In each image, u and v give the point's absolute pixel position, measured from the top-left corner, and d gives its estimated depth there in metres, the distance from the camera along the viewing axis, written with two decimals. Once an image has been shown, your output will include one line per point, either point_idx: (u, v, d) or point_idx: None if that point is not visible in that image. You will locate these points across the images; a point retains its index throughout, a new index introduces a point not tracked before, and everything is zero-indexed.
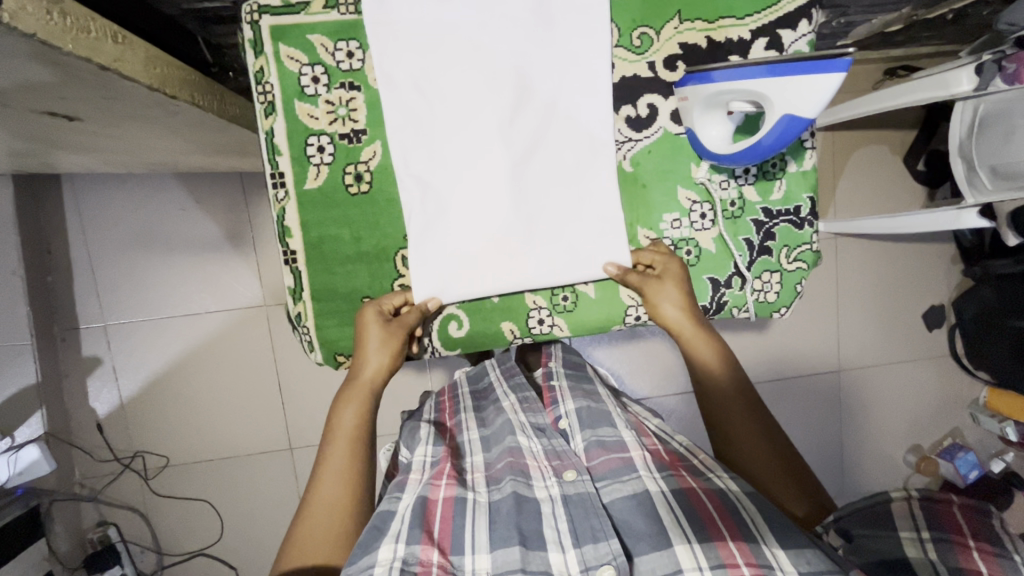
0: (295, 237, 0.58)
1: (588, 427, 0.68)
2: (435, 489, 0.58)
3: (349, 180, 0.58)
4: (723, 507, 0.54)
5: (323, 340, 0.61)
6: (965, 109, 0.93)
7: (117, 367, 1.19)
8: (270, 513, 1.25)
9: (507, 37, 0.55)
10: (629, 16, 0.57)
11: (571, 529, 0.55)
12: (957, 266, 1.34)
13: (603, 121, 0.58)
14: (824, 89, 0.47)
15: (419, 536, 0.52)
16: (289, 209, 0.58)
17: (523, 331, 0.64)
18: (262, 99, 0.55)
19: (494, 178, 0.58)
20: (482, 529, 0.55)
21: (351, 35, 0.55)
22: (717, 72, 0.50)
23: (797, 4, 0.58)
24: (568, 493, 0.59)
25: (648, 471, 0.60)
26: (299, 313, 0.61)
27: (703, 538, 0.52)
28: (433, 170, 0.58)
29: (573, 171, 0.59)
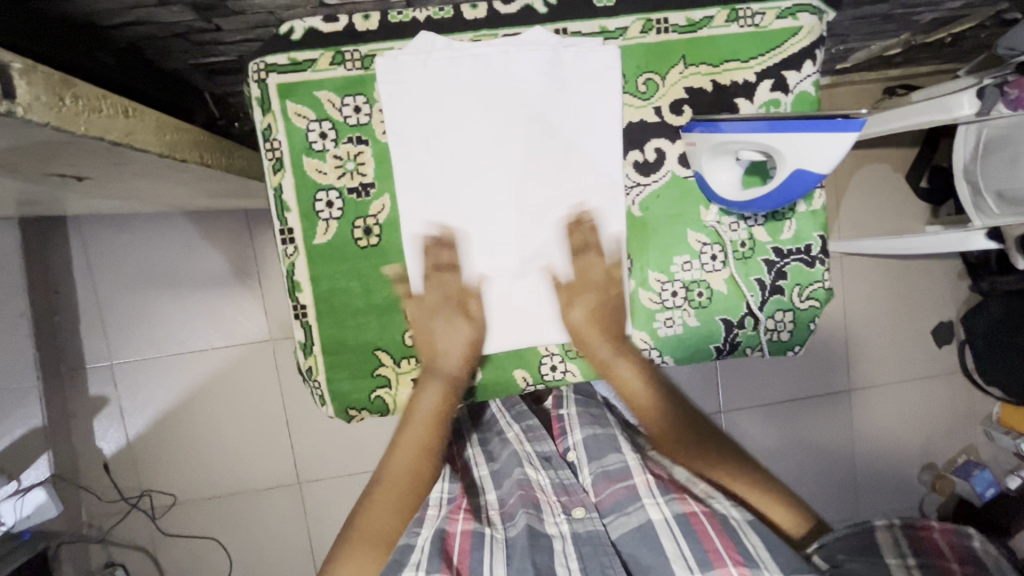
0: (304, 291, 0.57)
1: (595, 459, 0.67)
2: (453, 523, 0.58)
3: (358, 234, 0.56)
4: (723, 530, 0.53)
5: (336, 394, 0.57)
6: (968, 131, 0.91)
7: (124, 406, 1.18)
8: (280, 548, 1.23)
9: (518, 90, 0.55)
10: (634, 63, 0.57)
11: (581, 567, 0.54)
12: (963, 280, 1.34)
13: (612, 168, 0.57)
14: (835, 146, 0.47)
15: (439, 564, 0.51)
16: (299, 263, 0.56)
17: (535, 378, 0.60)
18: (271, 156, 0.55)
19: (503, 231, 0.56)
20: (499, 561, 0.54)
21: (358, 91, 0.54)
22: (725, 123, 0.51)
23: (800, 47, 0.59)
24: (578, 531, 0.58)
25: (651, 499, 0.59)
26: (311, 366, 0.58)
27: (704, 566, 0.50)
28: (442, 225, 0.56)
29: (584, 220, 0.58)
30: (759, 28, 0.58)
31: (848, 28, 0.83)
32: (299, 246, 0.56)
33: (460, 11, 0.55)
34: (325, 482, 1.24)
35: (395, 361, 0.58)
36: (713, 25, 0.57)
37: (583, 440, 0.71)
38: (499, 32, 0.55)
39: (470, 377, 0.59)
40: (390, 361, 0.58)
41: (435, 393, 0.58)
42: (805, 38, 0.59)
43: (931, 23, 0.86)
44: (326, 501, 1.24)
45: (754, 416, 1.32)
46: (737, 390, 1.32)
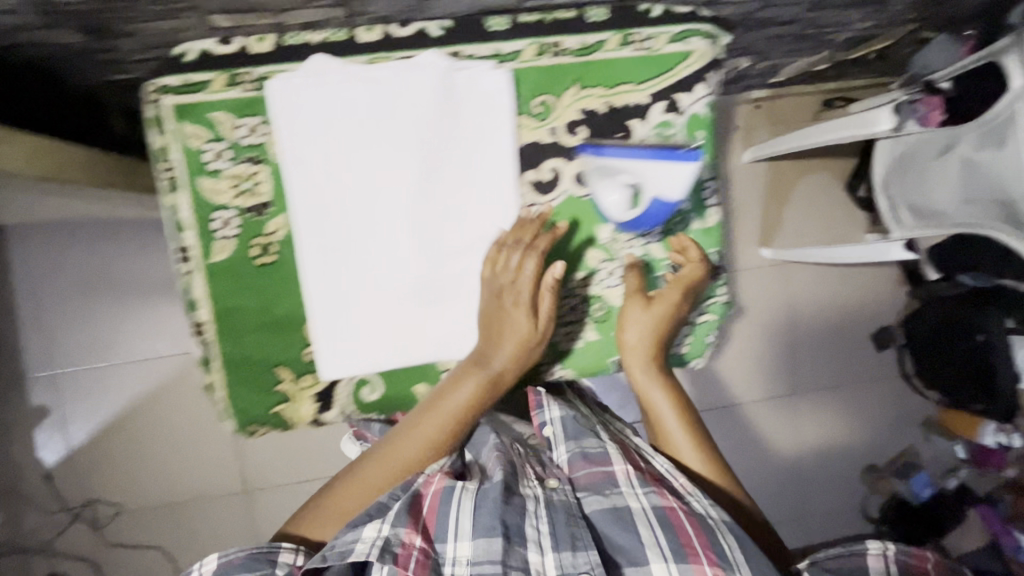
0: (201, 307, 0.62)
1: (573, 438, 0.74)
2: (427, 483, 0.65)
3: (255, 252, 0.62)
4: (699, 527, 0.63)
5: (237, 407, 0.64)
6: (893, 147, 0.93)
7: (65, 416, 1.17)
8: (227, 557, 1.23)
9: (406, 115, 0.59)
10: (531, 85, 0.61)
11: (549, 532, 0.62)
12: (902, 287, 1.38)
13: (496, 191, 0.63)
14: (682, 173, 0.61)
15: (404, 521, 0.60)
16: (194, 279, 0.61)
17: (437, 389, 0.70)
18: (166, 176, 0.59)
19: (391, 246, 0.63)
20: (466, 513, 0.62)
21: (254, 112, 0.58)
22: (607, 147, 0.62)
23: (691, 70, 0.63)
24: (552, 497, 0.66)
25: (630, 488, 0.66)
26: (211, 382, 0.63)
27: (678, 557, 0.61)
28: (332, 237, 0.61)
29: (469, 239, 0.64)
30: (651, 51, 0.62)
31: (766, 46, 0.86)
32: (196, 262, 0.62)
33: (354, 33, 0.56)
34: (273, 490, 1.24)
35: (294, 377, 0.67)
36: (606, 49, 0.61)
37: (560, 416, 0.76)
38: (392, 54, 0.57)
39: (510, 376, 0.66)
40: (289, 377, 0.66)
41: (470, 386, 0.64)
42: (697, 62, 0.63)
43: (849, 41, 0.89)
44: (273, 509, 1.24)
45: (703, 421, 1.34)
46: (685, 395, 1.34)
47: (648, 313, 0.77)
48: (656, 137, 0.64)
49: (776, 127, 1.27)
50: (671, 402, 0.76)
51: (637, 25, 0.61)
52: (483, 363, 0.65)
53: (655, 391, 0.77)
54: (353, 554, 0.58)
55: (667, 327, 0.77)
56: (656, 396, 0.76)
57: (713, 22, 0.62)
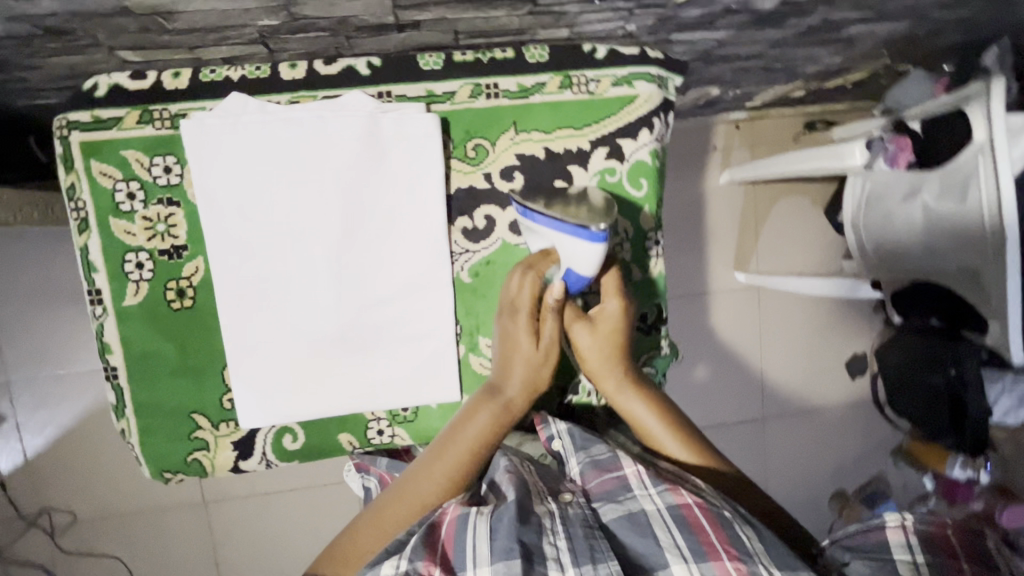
0: (116, 352, 0.55)
1: (582, 448, 0.67)
2: (439, 512, 0.57)
3: (171, 296, 0.55)
4: (717, 523, 0.56)
5: (152, 456, 0.57)
6: (857, 183, 0.89)
7: (20, 424, 1.16)
8: (185, 566, 1.23)
9: (335, 156, 0.53)
10: (463, 127, 0.56)
11: (569, 547, 0.54)
12: (879, 314, 1.35)
13: (434, 237, 0.57)
14: (594, 253, 0.52)
15: (422, 554, 0.52)
16: (108, 325, 0.55)
17: (363, 442, 0.62)
18: (76, 215, 0.53)
19: (322, 298, 0.56)
20: (483, 538, 0.54)
21: (168, 150, 0.53)
22: (537, 214, 0.54)
23: (638, 114, 0.58)
24: (567, 512, 0.58)
25: (642, 489, 0.60)
26: (124, 429, 0.57)
27: (699, 558, 0.54)
28: (250, 288, 0.55)
29: (410, 288, 0.57)
30: (593, 95, 0.58)
31: (734, 77, 0.82)
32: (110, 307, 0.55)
33: (279, 70, 0.54)
34: (232, 501, 1.23)
35: (212, 424, 0.58)
36: (544, 92, 0.57)
37: (567, 428, 0.69)
38: (319, 92, 0.54)
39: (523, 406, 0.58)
40: (207, 425, 0.58)
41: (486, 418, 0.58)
42: (645, 105, 0.58)
43: (823, 73, 0.86)
44: (233, 520, 1.23)
45: None
46: None
47: (604, 331, 0.61)
48: (598, 184, 0.59)
49: (756, 150, 1.24)
50: (653, 412, 0.64)
51: (577, 68, 0.57)
52: (496, 392, 0.58)
53: (633, 405, 0.64)
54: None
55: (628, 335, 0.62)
56: (635, 408, 0.63)
57: (659, 63, 0.59)
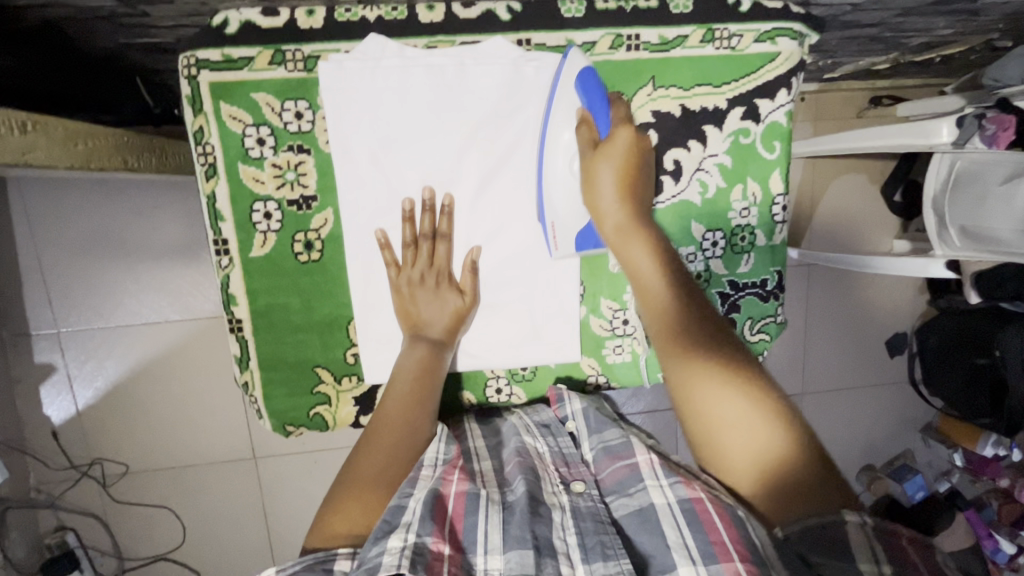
0: (240, 304, 0.68)
1: (595, 433, 0.71)
2: (447, 484, 0.60)
3: (298, 248, 0.67)
4: (729, 520, 0.55)
5: (273, 411, 0.71)
6: (942, 160, 0.91)
7: (72, 375, 1.15)
8: (234, 519, 1.24)
9: (447, 105, 0.64)
10: (603, 82, 0.65)
11: (579, 542, 0.56)
12: (923, 295, 1.36)
13: (527, 179, 0.68)
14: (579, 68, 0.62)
15: (429, 529, 0.54)
16: (234, 274, 0.67)
17: (481, 398, 0.78)
18: (205, 161, 0.63)
19: (440, 223, 0.68)
20: (495, 528, 0.57)
21: (299, 96, 0.63)
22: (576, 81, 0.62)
23: (778, 73, 0.66)
24: (577, 504, 0.61)
25: (655, 481, 0.62)
26: (247, 382, 0.70)
27: (709, 559, 0.53)
28: (382, 216, 0.67)
29: (507, 221, 0.69)
30: (735, 50, 0.65)
31: (835, 45, 0.80)
32: (234, 258, 0.67)
33: (454, 10, 0.62)
34: (280, 459, 1.23)
35: (334, 379, 0.72)
36: (686, 45, 0.64)
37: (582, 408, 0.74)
38: (456, 38, 0.62)
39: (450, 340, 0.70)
40: (330, 380, 0.72)
41: (419, 353, 0.68)
42: (782, 66, 0.66)
43: (921, 44, 0.84)
44: (280, 477, 1.24)
45: None
46: None
47: (615, 161, 0.62)
48: (731, 144, 0.68)
49: (819, 124, 1.19)
50: (656, 265, 0.63)
51: (722, 22, 0.64)
52: (421, 331, 0.69)
53: (635, 252, 0.63)
54: (381, 567, 0.50)
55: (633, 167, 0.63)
56: (637, 254, 0.63)
57: (803, 20, 0.64)
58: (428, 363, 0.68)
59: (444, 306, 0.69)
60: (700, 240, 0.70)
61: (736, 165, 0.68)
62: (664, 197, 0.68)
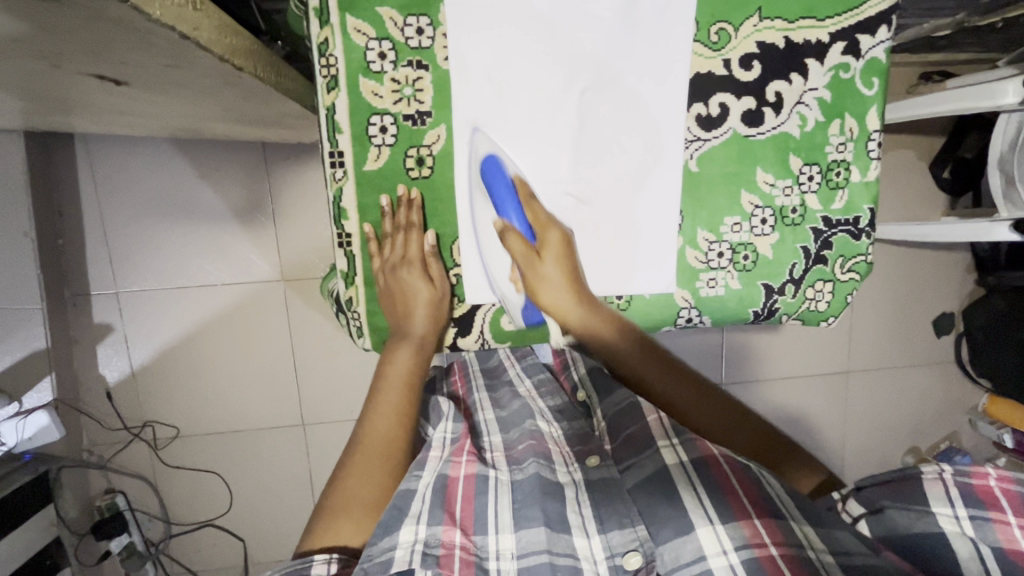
0: (351, 219, 0.61)
1: (605, 396, 0.82)
2: (455, 467, 0.66)
3: (409, 164, 0.59)
4: (746, 485, 0.60)
5: (374, 326, 0.65)
6: (1009, 119, 0.92)
7: (129, 336, 1.16)
8: (280, 485, 1.24)
9: (584, 30, 0.55)
10: (709, 9, 0.56)
11: (595, 515, 0.63)
12: (972, 274, 1.34)
13: (659, 108, 0.58)
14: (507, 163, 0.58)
15: (440, 519, 0.59)
16: (347, 188, 0.59)
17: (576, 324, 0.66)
18: (326, 73, 0.55)
19: (554, 149, 0.58)
20: (504, 508, 0.63)
21: (422, 11, 0.54)
22: (484, 161, 0.58)
23: (879, 9, 0.58)
24: (589, 478, 0.68)
25: (666, 441, 0.66)
26: (352, 298, 0.64)
27: (725, 519, 0.57)
28: (490, 141, 0.58)
29: (631, 144, 0.59)
30: None
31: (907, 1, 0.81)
32: (348, 171, 0.59)
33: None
34: (329, 425, 1.24)
35: None
36: None
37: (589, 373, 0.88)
38: None
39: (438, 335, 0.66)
40: None
41: (406, 355, 0.66)
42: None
43: (990, 4, 0.85)
44: (329, 442, 1.24)
45: (755, 394, 1.33)
46: (743, 366, 1.31)
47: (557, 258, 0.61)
48: (832, 79, 0.60)
49: None
50: (568, 294, 0.62)
51: None
52: (405, 334, 0.65)
53: (546, 282, 0.62)
54: (394, 562, 0.54)
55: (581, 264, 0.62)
56: (551, 288, 0.62)
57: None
58: (413, 362, 0.67)
59: (424, 308, 0.63)
60: (797, 174, 0.62)
61: (835, 100, 0.60)
62: (765, 128, 0.60)
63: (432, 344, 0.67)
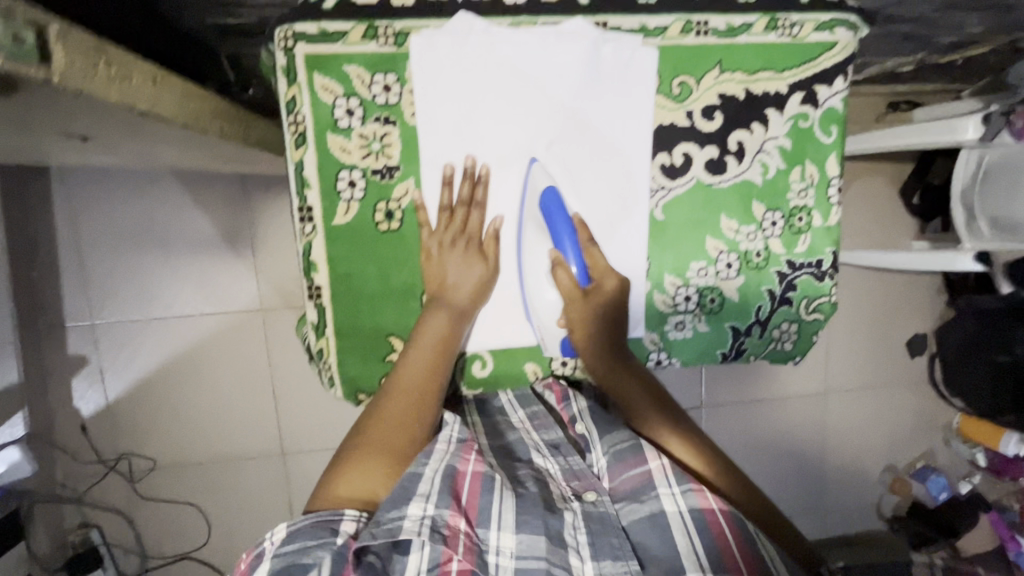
0: (319, 271, 0.64)
1: (604, 435, 0.72)
2: (465, 462, 0.62)
3: (379, 216, 0.63)
4: (743, 543, 0.59)
5: (347, 379, 0.67)
6: (969, 158, 0.96)
7: (104, 368, 1.14)
8: (259, 515, 1.23)
9: (542, 85, 0.60)
10: (670, 65, 0.61)
11: (588, 541, 0.59)
12: (943, 295, 1.37)
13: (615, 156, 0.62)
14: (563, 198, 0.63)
15: (448, 501, 0.56)
16: (316, 242, 0.63)
17: (547, 369, 0.71)
18: (294, 130, 0.59)
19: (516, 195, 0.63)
20: (508, 508, 0.59)
21: (389, 69, 0.59)
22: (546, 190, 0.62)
23: (835, 62, 0.62)
24: (587, 508, 0.63)
25: (667, 489, 0.63)
26: (322, 348, 0.66)
27: (718, 573, 0.57)
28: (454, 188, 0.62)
29: (587, 189, 0.63)
30: (796, 39, 0.61)
31: (870, 42, 0.83)
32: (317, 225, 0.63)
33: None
34: (309, 454, 1.23)
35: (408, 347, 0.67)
36: (751, 32, 0.60)
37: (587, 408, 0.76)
38: (539, 18, 0.58)
39: (473, 307, 0.65)
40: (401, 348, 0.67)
41: (441, 319, 0.64)
42: (841, 53, 0.62)
43: (949, 45, 0.88)
44: (310, 472, 1.23)
45: (736, 415, 1.34)
46: (724, 388, 1.33)
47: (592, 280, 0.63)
48: (792, 128, 0.63)
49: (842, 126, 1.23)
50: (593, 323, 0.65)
51: (783, 10, 0.61)
52: (442, 288, 0.64)
53: (577, 314, 0.64)
54: (401, 530, 0.53)
55: (617, 315, 0.65)
56: (581, 321, 0.64)
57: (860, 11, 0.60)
58: (449, 323, 0.64)
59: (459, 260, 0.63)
60: (760, 220, 0.65)
61: (796, 147, 0.64)
62: (727, 176, 0.64)
63: (471, 301, 0.65)
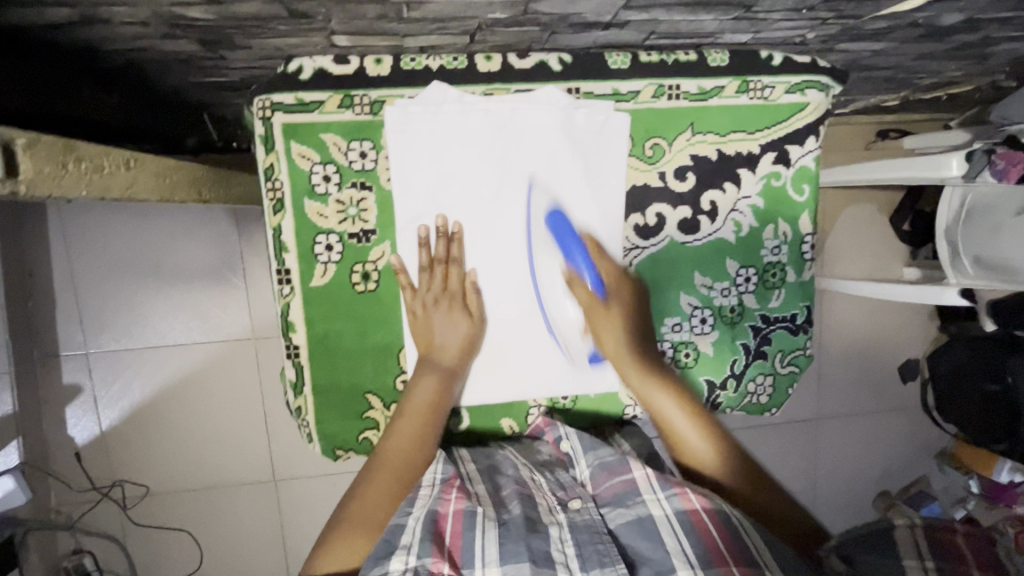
0: (297, 331, 0.69)
1: (590, 451, 0.70)
2: (445, 503, 0.60)
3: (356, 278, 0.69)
4: (725, 530, 0.57)
5: (324, 435, 0.71)
6: (953, 196, 0.97)
7: (98, 397, 1.16)
8: (251, 541, 1.24)
9: (502, 147, 0.66)
10: (644, 128, 0.67)
11: (577, 554, 0.56)
12: (935, 321, 1.38)
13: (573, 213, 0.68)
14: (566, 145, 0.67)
15: (430, 550, 0.55)
16: (294, 304, 0.68)
17: (521, 424, 0.77)
18: (272, 197, 0.65)
19: (488, 249, 0.69)
20: (491, 541, 0.56)
21: (364, 137, 0.65)
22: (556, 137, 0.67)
23: (805, 123, 0.68)
24: (575, 520, 0.60)
25: (651, 494, 0.62)
26: (300, 407, 0.70)
27: (707, 567, 0.53)
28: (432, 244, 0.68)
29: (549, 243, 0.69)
30: (767, 100, 0.67)
31: (851, 85, 0.85)
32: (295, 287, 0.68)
33: (510, 60, 0.64)
34: (301, 479, 1.24)
35: (383, 405, 0.72)
36: (723, 95, 0.67)
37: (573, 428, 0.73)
38: (512, 86, 0.64)
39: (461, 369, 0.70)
40: (378, 405, 0.72)
41: (430, 383, 0.68)
42: (810, 116, 0.68)
43: (930, 86, 0.89)
44: (302, 496, 1.24)
45: None
46: None
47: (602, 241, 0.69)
48: (765, 186, 0.70)
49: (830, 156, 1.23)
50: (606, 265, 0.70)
51: (756, 73, 0.66)
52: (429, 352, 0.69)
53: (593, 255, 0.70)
54: None
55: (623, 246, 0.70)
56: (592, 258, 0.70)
57: (830, 73, 0.67)
58: (437, 387, 0.68)
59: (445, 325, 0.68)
60: (734, 277, 0.72)
61: (769, 207, 0.70)
62: (700, 236, 0.71)
63: (456, 364, 0.69)
